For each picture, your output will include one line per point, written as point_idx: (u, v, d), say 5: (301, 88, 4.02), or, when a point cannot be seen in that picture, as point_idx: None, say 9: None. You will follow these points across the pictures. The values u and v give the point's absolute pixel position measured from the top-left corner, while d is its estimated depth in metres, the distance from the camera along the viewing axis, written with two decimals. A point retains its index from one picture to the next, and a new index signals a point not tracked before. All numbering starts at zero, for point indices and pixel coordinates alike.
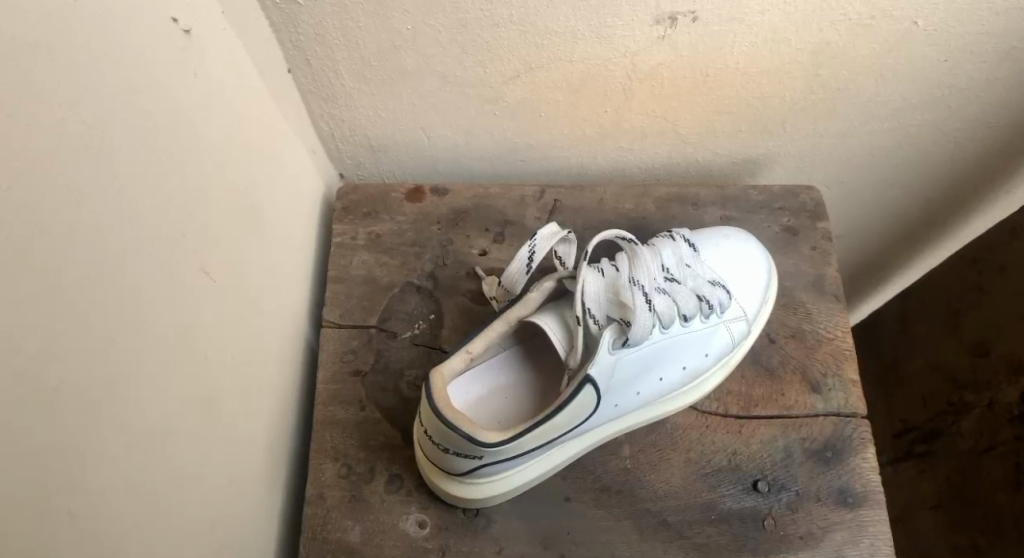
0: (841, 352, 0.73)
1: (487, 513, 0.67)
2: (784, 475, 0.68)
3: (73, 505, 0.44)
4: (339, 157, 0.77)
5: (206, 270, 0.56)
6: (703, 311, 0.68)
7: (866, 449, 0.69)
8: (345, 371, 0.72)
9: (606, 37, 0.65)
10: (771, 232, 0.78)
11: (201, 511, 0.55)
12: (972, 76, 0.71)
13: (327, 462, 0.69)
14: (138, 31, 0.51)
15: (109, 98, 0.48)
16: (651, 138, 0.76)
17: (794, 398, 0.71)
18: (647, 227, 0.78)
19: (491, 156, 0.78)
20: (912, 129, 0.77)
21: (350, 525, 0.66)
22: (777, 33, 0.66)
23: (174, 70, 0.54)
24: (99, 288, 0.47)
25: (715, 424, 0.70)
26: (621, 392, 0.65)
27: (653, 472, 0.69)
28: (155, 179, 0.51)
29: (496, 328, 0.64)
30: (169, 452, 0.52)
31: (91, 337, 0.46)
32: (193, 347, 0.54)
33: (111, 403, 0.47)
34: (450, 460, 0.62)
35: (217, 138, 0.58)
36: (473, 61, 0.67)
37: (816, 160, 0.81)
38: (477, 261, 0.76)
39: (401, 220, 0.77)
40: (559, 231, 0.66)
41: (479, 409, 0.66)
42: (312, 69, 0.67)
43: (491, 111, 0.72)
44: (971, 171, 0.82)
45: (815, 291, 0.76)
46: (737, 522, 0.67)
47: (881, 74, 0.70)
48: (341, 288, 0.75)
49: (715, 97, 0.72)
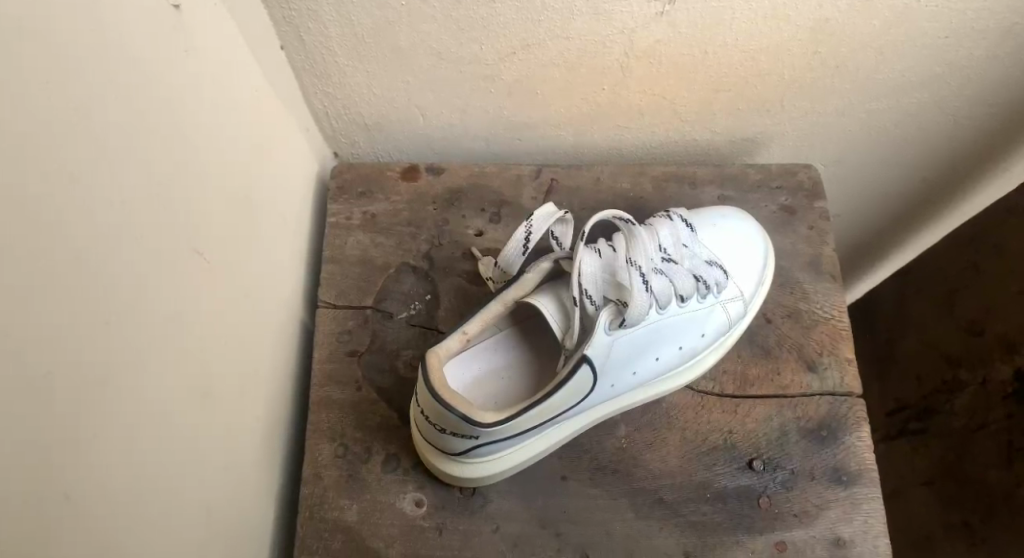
0: (836, 331, 0.73)
1: (484, 493, 0.67)
2: (779, 454, 0.69)
3: (70, 489, 0.45)
4: (333, 136, 0.77)
5: (199, 252, 0.56)
6: (700, 291, 0.68)
7: (862, 428, 0.70)
8: (342, 352, 0.72)
9: (604, 14, 0.65)
10: (768, 212, 0.78)
11: (199, 492, 0.55)
12: (972, 53, 0.70)
13: (323, 443, 0.69)
14: (129, 11, 0.50)
15: (98, 79, 0.47)
16: (648, 116, 0.75)
17: (789, 378, 0.71)
18: (644, 208, 0.78)
19: (488, 135, 0.77)
20: (911, 107, 0.77)
21: (347, 505, 0.67)
22: (778, 9, 0.65)
23: (163, 48, 0.53)
24: (92, 272, 0.46)
25: (712, 403, 0.71)
26: (617, 373, 0.65)
27: (650, 451, 0.69)
28: (147, 161, 0.51)
29: (492, 309, 0.64)
30: (165, 434, 0.52)
31: (87, 321, 0.46)
32: (189, 330, 0.54)
33: (104, 387, 0.47)
34: (446, 440, 0.62)
35: (210, 118, 0.57)
36: (468, 38, 0.66)
37: (814, 139, 0.80)
38: (474, 241, 0.76)
39: (396, 200, 0.77)
40: (555, 212, 0.65)
41: (476, 390, 0.67)
42: (306, 47, 0.66)
43: (486, 89, 0.71)
44: (969, 149, 0.82)
45: (812, 270, 0.76)
46: (732, 500, 0.67)
47: (880, 52, 0.70)
48: (336, 268, 0.74)
49: (713, 75, 0.71)
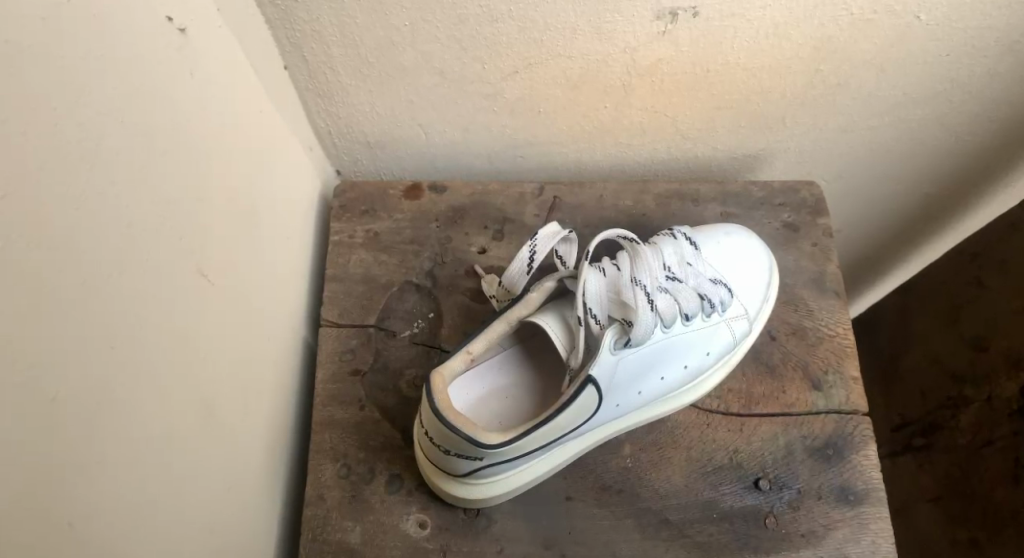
0: (841, 348, 0.73)
1: (488, 513, 0.67)
2: (785, 472, 0.68)
3: (73, 513, 0.44)
4: (336, 154, 0.77)
5: (203, 272, 0.55)
6: (705, 309, 0.68)
7: (867, 446, 0.69)
8: (344, 371, 0.71)
9: (606, 33, 0.65)
10: (771, 228, 0.78)
11: (202, 515, 0.54)
12: (974, 71, 0.70)
13: (326, 463, 0.68)
14: (136, 32, 0.50)
15: (104, 102, 0.47)
16: (651, 134, 0.75)
17: (794, 395, 0.71)
18: (647, 225, 0.77)
19: (489, 153, 0.77)
20: (912, 124, 0.77)
21: (350, 526, 0.66)
22: (780, 28, 0.65)
23: (169, 70, 0.53)
24: (95, 296, 0.46)
25: (717, 422, 0.70)
26: (622, 392, 0.65)
27: (654, 470, 0.68)
28: (152, 182, 0.50)
29: (497, 328, 0.64)
30: (168, 457, 0.51)
31: (93, 346, 0.45)
32: (193, 350, 0.54)
33: (109, 406, 0.46)
34: (451, 461, 0.61)
35: (215, 137, 0.57)
36: (472, 58, 0.66)
37: (815, 155, 0.80)
38: (476, 259, 0.76)
39: (399, 218, 0.77)
40: (560, 231, 0.66)
41: (480, 410, 0.66)
42: (309, 67, 0.66)
43: (489, 108, 0.71)
44: (972, 165, 0.82)
45: (815, 287, 0.75)
46: (738, 520, 0.67)
47: (881, 69, 0.70)
48: (339, 287, 0.74)
49: (716, 93, 0.71)
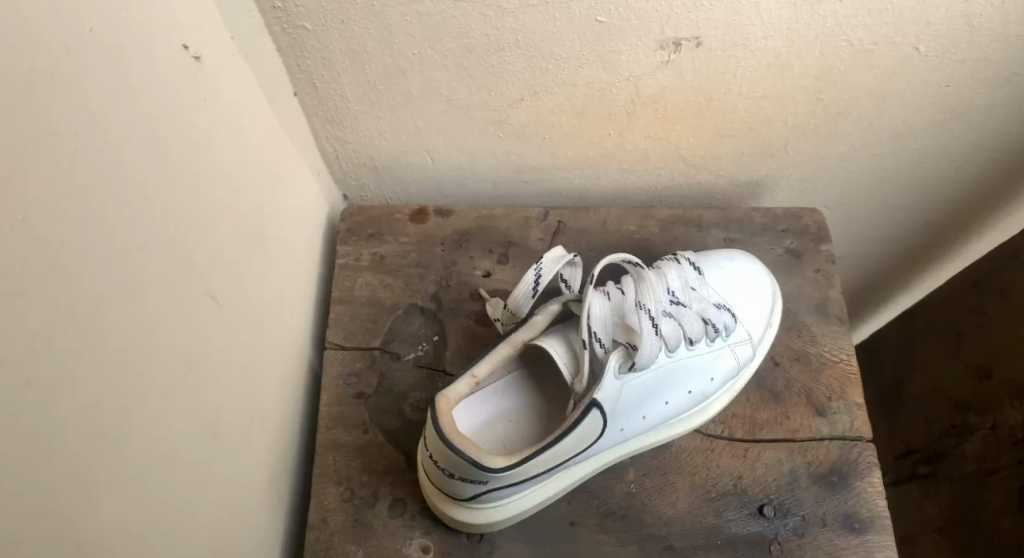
0: (845, 374, 0.73)
1: (491, 538, 0.66)
2: (790, 499, 0.68)
3: (81, 537, 0.44)
4: (343, 179, 0.77)
5: (212, 295, 0.56)
6: (709, 334, 0.68)
7: (873, 474, 0.69)
8: (348, 394, 0.71)
9: (611, 62, 0.65)
10: (774, 254, 0.78)
11: (206, 538, 0.54)
12: (973, 101, 0.71)
13: (329, 486, 0.68)
14: (151, 58, 0.51)
15: (119, 127, 0.48)
16: (655, 160, 0.76)
17: (799, 421, 0.71)
18: (651, 250, 0.78)
19: (494, 179, 0.78)
20: (912, 153, 0.77)
21: (353, 551, 0.66)
22: (781, 58, 0.66)
23: (183, 97, 0.53)
24: (105, 319, 0.46)
25: (720, 447, 0.70)
26: (626, 417, 0.65)
27: (658, 496, 0.68)
28: (164, 206, 0.51)
29: (501, 352, 0.64)
30: (174, 479, 0.51)
31: (102, 368, 0.46)
32: (200, 372, 0.54)
33: (117, 429, 0.47)
34: (454, 485, 0.61)
35: (225, 163, 0.58)
36: (477, 86, 0.67)
37: (818, 182, 0.81)
38: (481, 282, 0.76)
39: (405, 242, 0.77)
40: (566, 255, 0.66)
41: (483, 435, 0.66)
42: (318, 92, 0.67)
43: (495, 134, 0.72)
44: (974, 192, 0.82)
45: (819, 313, 0.75)
46: (743, 547, 0.66)
47: (881, 100, 0.71)
48: (344, 310, 0.74)
49: (718, 121, 0.72)
